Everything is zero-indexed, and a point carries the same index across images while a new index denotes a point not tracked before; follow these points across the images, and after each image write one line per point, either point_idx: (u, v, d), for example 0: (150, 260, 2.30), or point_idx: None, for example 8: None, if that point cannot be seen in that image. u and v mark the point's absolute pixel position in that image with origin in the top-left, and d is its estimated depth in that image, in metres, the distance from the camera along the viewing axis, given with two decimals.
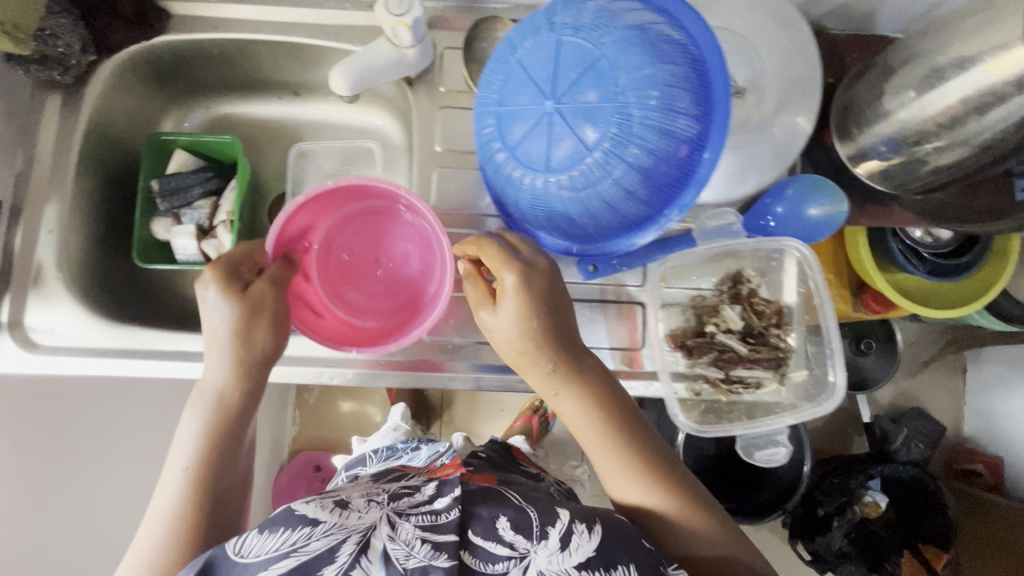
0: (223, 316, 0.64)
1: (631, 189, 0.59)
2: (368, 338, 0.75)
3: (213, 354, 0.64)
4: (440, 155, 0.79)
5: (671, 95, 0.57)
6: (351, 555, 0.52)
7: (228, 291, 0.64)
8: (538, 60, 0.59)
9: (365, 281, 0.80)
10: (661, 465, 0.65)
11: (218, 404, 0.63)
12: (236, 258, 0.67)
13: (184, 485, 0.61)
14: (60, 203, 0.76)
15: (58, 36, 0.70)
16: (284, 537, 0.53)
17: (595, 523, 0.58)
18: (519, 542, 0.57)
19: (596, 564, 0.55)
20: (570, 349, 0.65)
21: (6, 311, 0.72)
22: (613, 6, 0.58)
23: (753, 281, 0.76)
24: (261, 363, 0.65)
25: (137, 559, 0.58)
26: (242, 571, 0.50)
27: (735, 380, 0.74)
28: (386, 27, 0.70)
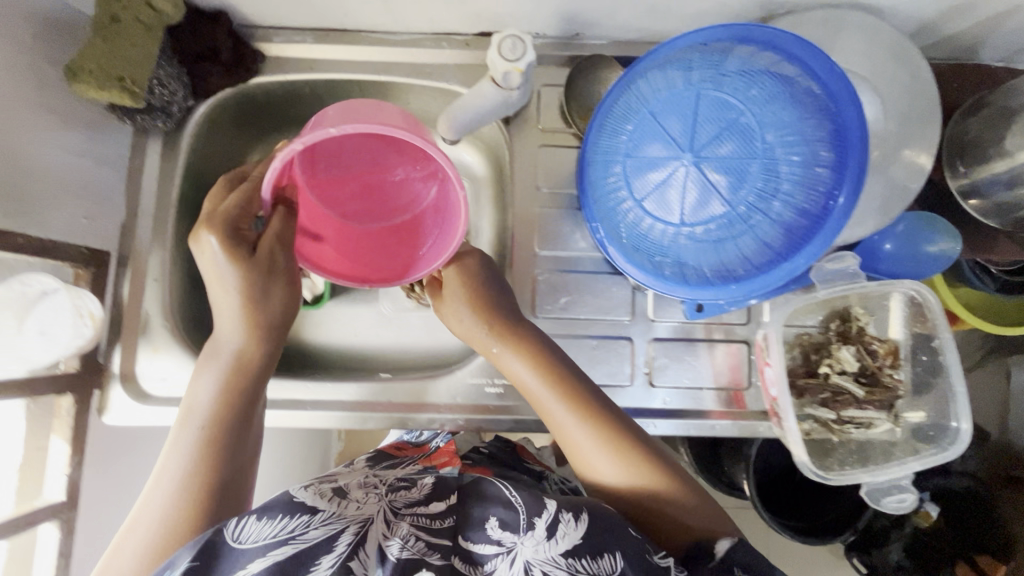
0: (238, 284, 0.63)
1: (771, 243, 0.60)
2: (367, 258, 0.78)
3: (223, 326, 0.65)
4: (543, 196, 0.80)
5: (813, 151, 0.58)
6: (351, 546, 0.50)
7: (237, 258, 0.62)
8: (675, 113, 0.60)
9: (349, 187, 0.80)
10: (626, 428, 0.66)
11: (228, 372, 0.64)
12: (236, 215, 0.63)
13: (194, 454, 0.59)
14: (163, 252, 0.76)
15: (166, 85, 0.70)
16: (282, 524, 0.51)
17: (582, 512, 0.56)
18: (506, 538, 0.53)
19: (584, 551, 0.52)
20: (519, 324, 0.71)
21: (118, 362, 0.74)
22: (749, 61, 0.59)
23: (863, 319, 0.74)
24: (271, 330, 0.67)
25: (134, 536, 0.54)
26: (238, 557, 0.48)
27: (847, 421, 0.73)
28: (497, 71, 0.69)
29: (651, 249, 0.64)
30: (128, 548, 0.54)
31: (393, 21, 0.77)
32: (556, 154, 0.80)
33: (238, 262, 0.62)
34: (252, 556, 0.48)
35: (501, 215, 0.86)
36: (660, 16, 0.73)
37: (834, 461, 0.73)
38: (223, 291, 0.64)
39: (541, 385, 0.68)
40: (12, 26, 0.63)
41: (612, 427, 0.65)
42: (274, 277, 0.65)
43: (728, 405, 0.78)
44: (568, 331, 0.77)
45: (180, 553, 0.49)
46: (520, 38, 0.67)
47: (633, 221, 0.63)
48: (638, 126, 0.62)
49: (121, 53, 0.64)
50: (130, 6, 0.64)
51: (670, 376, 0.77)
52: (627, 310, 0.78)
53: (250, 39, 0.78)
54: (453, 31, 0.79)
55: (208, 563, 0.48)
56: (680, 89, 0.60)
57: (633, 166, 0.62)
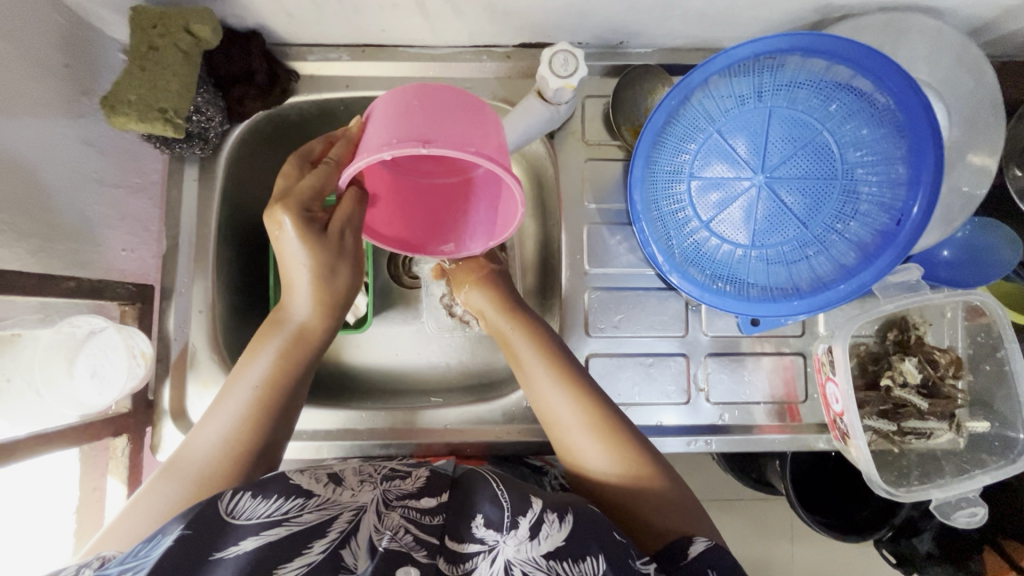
0: (306, 264, 0.62)
1: (843, 262, 0.61)
2: (421, 217, 0.74)
3: (293, 297, 0.64)
4: (592, 212, 0.78)
5: (886, 170, 0.59)
6: (343, 533, 0.50)
7: (308, 238, 0.60)
8: (747, 133, 0.61)
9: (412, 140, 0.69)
10: (618, 423, 0.63)
11: (289, 341, 0.63)
12: (309, 196, 0.61)
13: (240, 415, 0.59)
14: (205, 283, 0.74)
15: (203, 111, 0.68)
16: (277, 504, 0.51)
17: (567, 513, 0.55)
18: (488, 535, 0.52)
19: (565, 554, 0.51)
20: (524, 310, 0.71)
21: (168, 399, 0.72)
22: (828, 76, 0.59)
23: (921, 327, 0.74)
24: (336, 306, 0.65)
25: (170, 483, 0.55)
26: (231, 533, 0.48)
27: (909, 432, 0.72)
28: (549, 87, 0.67)
29: (712, 267, 0.64)
30: (164, 494, 0.55)
31: (432, 36, 0.74)
32: (605, 168, 0.78)
33: (310, 242, 0.61)
34: (245, 534, 0.48)
35: (544, 230, 0.84)
36: (712, 22, 0.70)
37: (896, 472, 0.73)
38: (292, 269, 0.63)
39: (535, 367, 0.66)
40: (43, 61, 0.60)
41: (607, 414, 0.63)
42: (343, 256, 0.64)
43: (782, 417, 0.77)
44: (621, 348, 0.76)
45: (171, 524, 0.48)
46: (572, 54, 0.65)
47: (694, 239, 0.64)
48: (703, 145, 0.62)
49: (162, 84, 0.62)
50: (167, 32, 0.62)
51: (726, 391, 0.76)
52: (680, 325, 0.77)
53: (284, 59, 0.75)
54: (493, 43, 0.76)
55: (200, 537, 0.47)
56: (750, 107, 0.60)
57: (699, 184, 0.62)
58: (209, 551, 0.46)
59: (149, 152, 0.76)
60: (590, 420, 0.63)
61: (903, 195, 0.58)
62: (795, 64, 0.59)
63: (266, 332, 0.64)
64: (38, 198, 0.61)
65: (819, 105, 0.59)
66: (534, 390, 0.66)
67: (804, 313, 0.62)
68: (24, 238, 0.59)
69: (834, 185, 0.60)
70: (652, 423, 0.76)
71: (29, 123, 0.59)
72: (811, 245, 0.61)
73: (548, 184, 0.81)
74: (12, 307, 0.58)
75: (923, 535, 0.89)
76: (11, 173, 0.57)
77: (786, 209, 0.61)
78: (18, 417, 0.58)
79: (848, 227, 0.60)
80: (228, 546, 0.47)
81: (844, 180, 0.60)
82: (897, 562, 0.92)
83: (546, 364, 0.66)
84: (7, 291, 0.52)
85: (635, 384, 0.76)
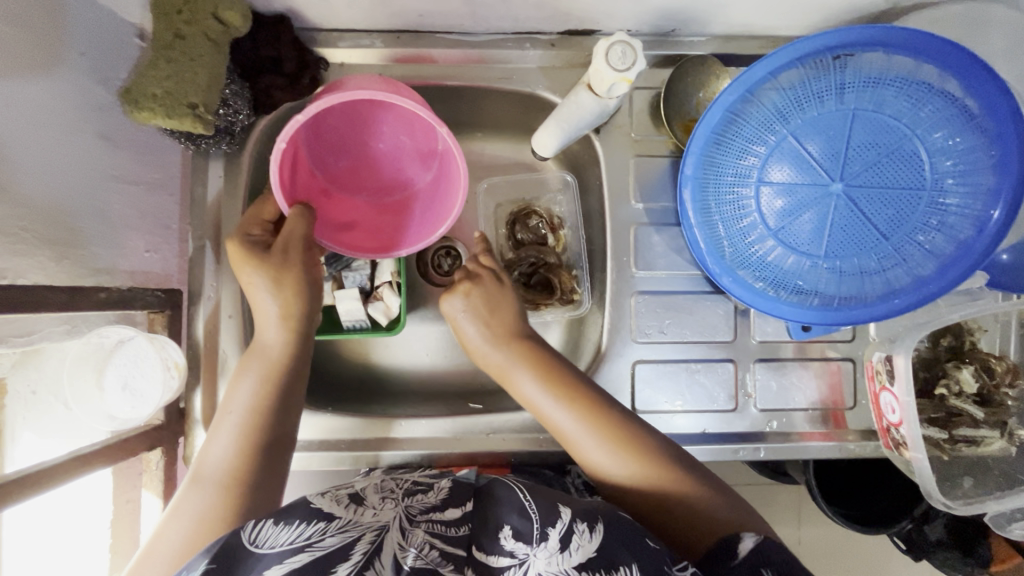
0: (253, 279, 0.63)
1: (923, 275, 0.59)
2: (405, 227, 0.75)
3: (262, 322, 0.64)
4: (638, 211, 0.74)
5: (971, 178, 0.56)
6: (366, 554, 0.46)
7: (250, 257, 0.63)
8: (824, 136, 0.57)
9: (369, 165, 0.75)
10: (643, 436, 0.63)
11: (268, 367, 0.62)
12: (246, 221, 0.66)
13: (231, 445, 0.59)
14: (234, 287, 0.71)
15: (231, 104, 0.63)
16: (300, 530, 0.48)
17: (598, 521, 0.52)
18: (518, 548, 0.50)
19: (596, 565, 0.49)
20: (524, 334, 0.69)
21: (199, 407, 0.69)
22: (916, 77, 0.55)
23: (977, 334, 0.72)
24: (305, 323, 0.64)
25: (176, 522, 0.54)
26: (253, 563, 0.45)
27: (959, 439, 0.71)
28: (604, 82, 0.62)
29: (775, 275, 0.62)
30: (172, 533, 0.54)
31: (474, 22, 0.69)
32: (653, 165, 0.74)
33: (251, 259, 0.63)
34: (268, 563, 0.45)
35: (586, 226, 0.80)
36: (776, 9, 0.66)
37: (952, 484, 0.71)
38: (251, 292, 0.64)
39: (543, 402, 0.65)
40: (57, 51, 0.55)
41: (623, 422, 0.63)
42: (288, 267, 0.63)
43: (826, 424, 0.75)
44: (668, 354, 0.74)
45: (196, 557, 0.46)
46: (631, 45, 0.59)
47: (757, 246, 0.61)
48: (774, 147, 0.59)
49: (189, 77, 0.57)
50: (194, 19, 0.57)
51: (774, 397, 0.74)
52: (728, 329, 0.74)
53: (312, 46, 0.70)
54: (537, 30, 0.71)
55: (227, 567, 0.44)
56: (830, 109, 0.57)
57: (766, 190, 0.59)
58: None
59: (169, 145, 0.72)
60: (601, 424, 0.63)
61: (989, 206, 0.56)
62: (876, 61, 0.55)
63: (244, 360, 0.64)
64: (59, 201, 0.57)
65: (908, 108, 0.56)
66: (536, 406, 0.66)
67: (865, 321, 0.60)
68: (47, 246, 0.56)
69: (920, 196, 0.57)
70: (697, 430, 0.74)
71: (49, 121, 0.55)
72: (890, 257, 0.59)
73: (592, 178, 0.77)
74: (38, 321, 0.55)
75: (935, 523, 0.85)
76: (31, 176, 0.53)
77: (865, 219, 0.58)
78: (52, 433, 0.58)
79: (930, 238, 0.58)
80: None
81: (932, 191, 0.57)
82: (906, 549, 0.89)
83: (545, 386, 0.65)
84: (34, 308, 0.48)
85: (681, 392, 0.74)
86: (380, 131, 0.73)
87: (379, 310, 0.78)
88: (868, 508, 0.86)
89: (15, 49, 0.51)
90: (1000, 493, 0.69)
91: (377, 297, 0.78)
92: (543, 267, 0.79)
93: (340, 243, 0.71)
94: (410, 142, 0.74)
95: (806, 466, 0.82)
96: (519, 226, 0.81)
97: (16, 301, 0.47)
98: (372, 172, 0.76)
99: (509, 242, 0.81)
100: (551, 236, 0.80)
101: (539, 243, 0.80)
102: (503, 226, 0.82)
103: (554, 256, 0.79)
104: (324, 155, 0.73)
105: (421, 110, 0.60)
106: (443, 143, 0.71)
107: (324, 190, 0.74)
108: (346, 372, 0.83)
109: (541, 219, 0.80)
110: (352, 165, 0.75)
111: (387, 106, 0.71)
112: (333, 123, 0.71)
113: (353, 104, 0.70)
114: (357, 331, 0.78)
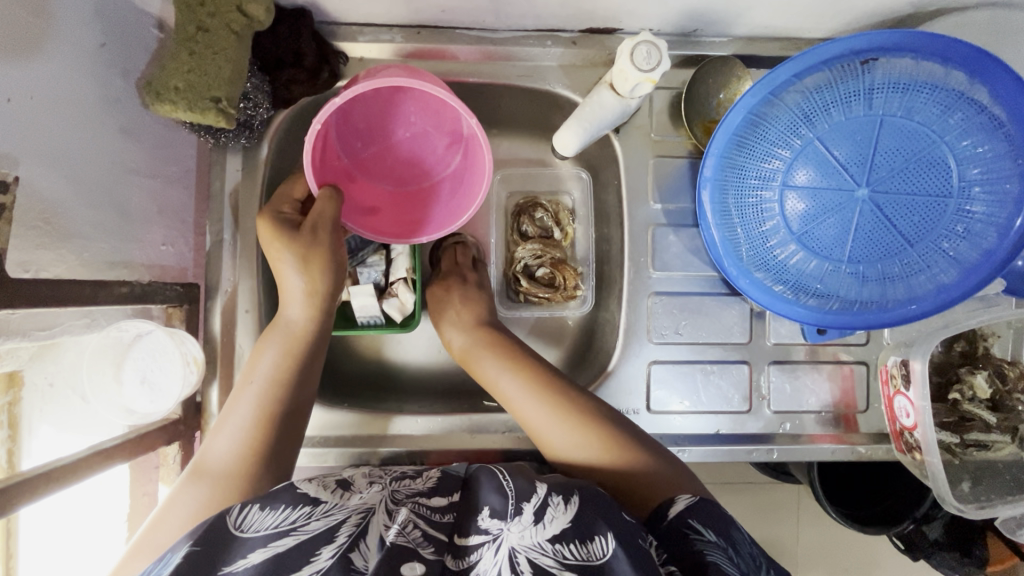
0: (282, 255, 0.63)
1: (944, 281, 0.59)
2: (426, 216, 0.75)
3: (287, 298, 0.63)
4: (656, 212, 0.74)
5: (995, 185, 0.56)
6: (351, 537, 0.46)
7: (280, 233, 0.63)
8: (848, 140, 0.58)
9: (393, 151, 0.75)
10: (622, 431, 0.62)
11: (291, 341, 0.62)
12: (276, 200, 0.67)
13: (250, 417, 0.58)
14: (250, 281, 0.70)
15: (251, 98, 0.63)
16: (285, 514, 0.47)
17: (574, 495, 0.51)
18: (492, 525, 0.48)
19: (571, 535, 0.47)
20: (497, 329, 0.73)
21: (215, 401, 0.69)
22: (945, 84, 0.56)
23: (991, 340, 0.72)
24: (329, 304, 0.64)
25: (193, 489, 0.53)
26: (238, 547, 0.44)
27: (970, 444, 0.71)
28: (627, 81, 0.61)
29: (798, 280, 0.62)
30: (185, 500, 0.52)
31: (496, 18, 0.68)
32: (671, 165, 0.74)
33: (281, 236, 0.63)
34: (253, 546, 0.44)
35: (603, 226, 0.80)
36: (801, 12, 0.65)
37: (965, 489, 0.71)
38: (278, 269, 0.64)
39: (519, 401, 0.65)
40: (78, 43, 0.54)
41: (601, 417, 0.63)
42: (318, 245, 0.63)
43: (837, 426, 0.75)
44: (683, 355, 0.74)
45: (180, 541, 0.45)
46: (655, 45, 0.59)
47: (778, 250, 0.62)
48: (799, 151, 0.59)
49: (211, 70, 0.56)
50: (217, 11, 0.56)
51: (787, 400, 0.75)
52: (743, 331, 0.74)
53: (332, 39, 0.69)
54: (558, 27, 0.70)
55: (209, 551, 0.43)
56: (859, 114, 0.57)
57: (791, 194, 0.60)
58: (218, 565, 0.43)
59: (185, 138, 0.71)
60: (553, 403, 0.64)
61: (1014, 215, 0.56)
62: (904, 66, 0.56)
63: (267, 332, 0.64)
64: (79, 194, 0.57)
65: (937, 115, 0.56)
66: (494, 391, 0.68)
67: (883, 325, 0.61)
68: (67, 239, 0.55)
69: (948, 204, 0.57)
70: (710, 431, 0.74)
71: (70, 112, 0.55)
72: (915, 263, 0.59)
73: (610, 178, 0.77)
74: (58, 314, 0.55)
75: (934, 523, 0.85)
76: (54, 169, 0.53)
77: (890, 225, 0.58)
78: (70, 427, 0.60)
79: (955, 245, 0.58)
80: (236, 559, 0.43)
81: (959, 199, 0.57)
82: (904, 548, 0.89)
83: (503, 363, 0.68)
84: (58, 303, 0.48)
85: (694, 392, 0.74)
86: (406, 120, 0.74)
87: (393, 307, 0.77)
88: (872, 508, 0.86)
89: (38, 40, 0.50)
90: (1011, 498, 0.70)
91: (391, 293, 0.77)
92: (548, 261, 0.78)
93: (362, 226, 0.72)
94: (435, 131, 0.75)
95: (811, 467, 0.82)
96: (525, 218, 0.80)
97: (43, 296, 0.46)
98: (396, 159, 0.76)
99: (515, 235, 0.80)
100: (557, 231, 0.79)
101: (545, 237, 0.80)
102: (510, 217, 0.81)
103: (560, 250, 0.79)
104: (352, 141, 0.74)
105: (451, 100, 0.61)
106: (469, 132, 0.71)
107: (349, 175, 0.74)
108: (359, 367, 0.83)
109: (547, 212, 0.79)
110: (377, 151, 0.75)
111: (414, 96, 0.71)
112: (362, 110, 0.72)
113: (380, 92, 0.71)
114: (371, 326, 0.77)
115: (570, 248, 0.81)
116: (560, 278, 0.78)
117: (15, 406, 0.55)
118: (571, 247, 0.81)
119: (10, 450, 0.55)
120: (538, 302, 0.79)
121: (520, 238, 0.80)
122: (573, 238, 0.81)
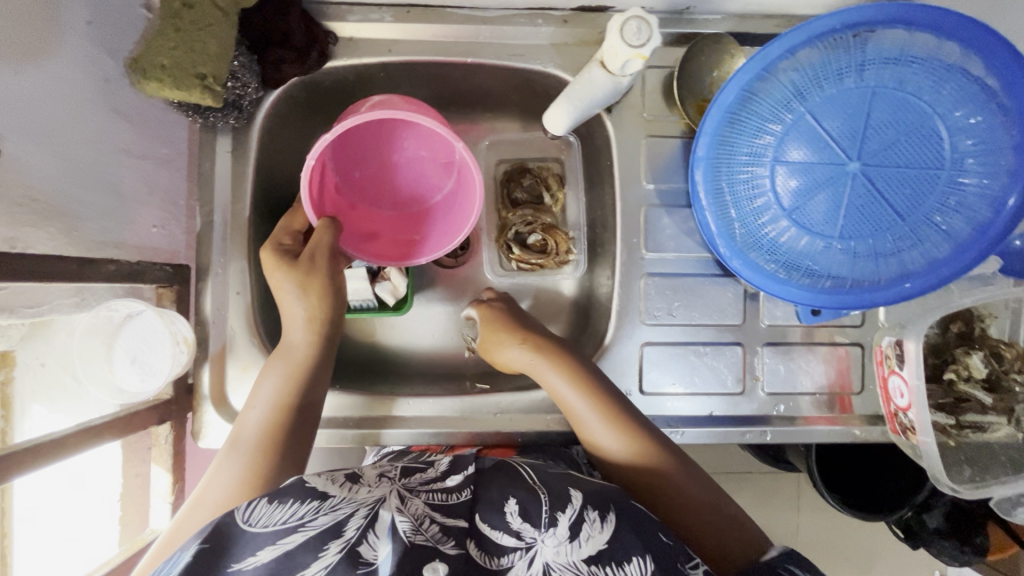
0: (283, 284, 0.65)
1: (939, 257, 0.59)
2: (425, 238, 0.75)
3: (289, 322, 0.65)
4: (649, 193, 0.73)
5: (990, 156, 0.56)
6: (359, 530, 0.45)
7: (281, 262, 0.65)
8: (840, 115, 0.57)
9: (391, 176, 0.76)
10: (651, 441, 0.65)
11: (294, 365, 0.63)
12: (279, 229, 0.68)
13: (258, 429, 0.60)
14: (243, 263, 0.70)
15: (239, 77, 0.62)
16: (294, 509, 0.47)
17: (610, 511, 0.51)
18: (526, 530, 0.49)
19: (607, 558, 0.48)
20: (549, 337, 0.72)
21: (207, 383, 0.68)
22: (938, 57, 0.55)
23: (986, 321, 0.71)
24: (330, 327, 0.66)
25: (200, 509, 0.54)
26: (248, 542, 0.44)
27: (966, 425, 0.71)
28: (618, 58, 0.60)
29: (789, 257, 0.62)
30: (195, 520, 0.53)
31: None
32: (663, 145, 0.73)
33: (282, 265, 0.65)
34: (261, 543, 0.44)
35: (597, 209, 0.79)
36: None
37: (964, 471, 0.70)
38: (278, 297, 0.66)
39: (568, 397, 0.67)
40: (69, 25, 0.55)
41: (632, 423, 0.66)
42: (315, 273, 0.65)
43: (832, 408, 0.75)
44: (676, 336, 0.74)
45: (190, 539, 0.46)
46: (646, 20, 0.57)
47: (770, 227, 0.61)
48: (790, 126, 0.58)
49: (199, 47, 0.56)
50: None
51: (782, 381, 0.74)
52: (737, 313, 0.74)
53: (321, 19, 0.68)
54: (550, 6, 0.70)
55: (219, 548, 0.44)
56: (850, 88, 0.56)
57: (782, 169, 0.59)
58: (229, 561, 0.43)
59: (176, 120, 0.71)
60: (598, 397, 0.66)
61: (1007, 187, 0.56)
62: (897, 38, 0.55)
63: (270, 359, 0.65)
64: (67, 173, 0.57)
65: (929, 87, 0.55)
66: (545, 380, 0.69)
67: (875, 305, 0.61)
68: (54, 216, 0.55)
69: (940, 175, 0.56)
70: (704, 413, 0.74)
71: (57, 89, 0.54)
72: (907, 238, 0.59)
73: (603, 159, 0.76)
74: (48, 293, 0.57)
75: (933, 511, 0.84)
76: (40, 147, 0.53)
77: (883, 200, 0.58)
78: (58, 410, 0.63)
79: (948, 220, 0.58)
80: (247, 557, 0.43)
81: (952, 171, 0.56)
82: (903, 535, 0.88)
83: (568, 377, 0.67)
84: (44, 276, 0.48)
85: (691, 375, 0.73)
86: (401, 145, 0.75)
87: (385, 291, 0.76)
88: (868, 496, 0.86)
89: (24, 15, 0.50)
90: (1009, 479, 0.69)
91: (383, 276, 0.76)
92: (539, 227, 0.78)
93: (366, 253, 0.72)
94: (432, 156, 0.75)
95: (808, 451, 0.82)
96: (514, 186, 0.81)
97: (31, 270, 0.46)
98: (393, 184, 0.76)
99: (505, 203, 0.81)
100: (547, 196, 0.80)
101: (535, 203, 0.80)
102: (499, 185, 0.82)
103: (550, 215, 0.79)
104: (350, 170, 0.74)
105: (439, 125, 0.61)
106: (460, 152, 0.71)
107: (349, 204, 0.74)
108: (354, 351, 0.83)
109: (535, 177, 0.80)
110: (375, 177, 0.76)
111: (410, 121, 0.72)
112: (357, 138, 0.73)
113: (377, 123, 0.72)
114: (366, 310, 0.76)
115: (561, 214, 0.81)
116: (551, 244, 0.78)
117: (8, 385, 0.61)
118: (563, 213, 0.81)
119: (4, 429, 0.61)
120: (531, 269, 0.80)
121: (511, 207, 0.81)
122: (564, 204, 0.81)
